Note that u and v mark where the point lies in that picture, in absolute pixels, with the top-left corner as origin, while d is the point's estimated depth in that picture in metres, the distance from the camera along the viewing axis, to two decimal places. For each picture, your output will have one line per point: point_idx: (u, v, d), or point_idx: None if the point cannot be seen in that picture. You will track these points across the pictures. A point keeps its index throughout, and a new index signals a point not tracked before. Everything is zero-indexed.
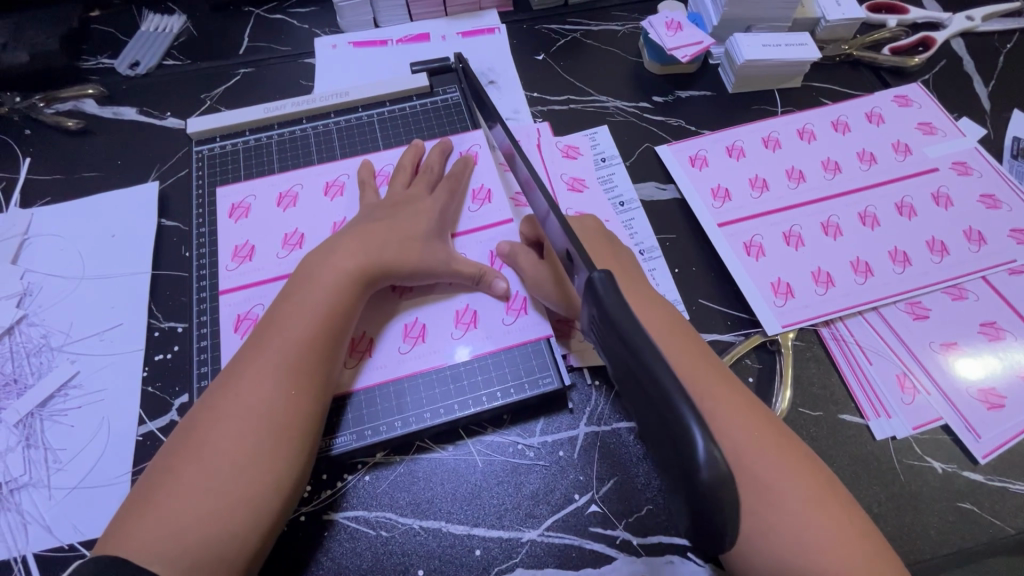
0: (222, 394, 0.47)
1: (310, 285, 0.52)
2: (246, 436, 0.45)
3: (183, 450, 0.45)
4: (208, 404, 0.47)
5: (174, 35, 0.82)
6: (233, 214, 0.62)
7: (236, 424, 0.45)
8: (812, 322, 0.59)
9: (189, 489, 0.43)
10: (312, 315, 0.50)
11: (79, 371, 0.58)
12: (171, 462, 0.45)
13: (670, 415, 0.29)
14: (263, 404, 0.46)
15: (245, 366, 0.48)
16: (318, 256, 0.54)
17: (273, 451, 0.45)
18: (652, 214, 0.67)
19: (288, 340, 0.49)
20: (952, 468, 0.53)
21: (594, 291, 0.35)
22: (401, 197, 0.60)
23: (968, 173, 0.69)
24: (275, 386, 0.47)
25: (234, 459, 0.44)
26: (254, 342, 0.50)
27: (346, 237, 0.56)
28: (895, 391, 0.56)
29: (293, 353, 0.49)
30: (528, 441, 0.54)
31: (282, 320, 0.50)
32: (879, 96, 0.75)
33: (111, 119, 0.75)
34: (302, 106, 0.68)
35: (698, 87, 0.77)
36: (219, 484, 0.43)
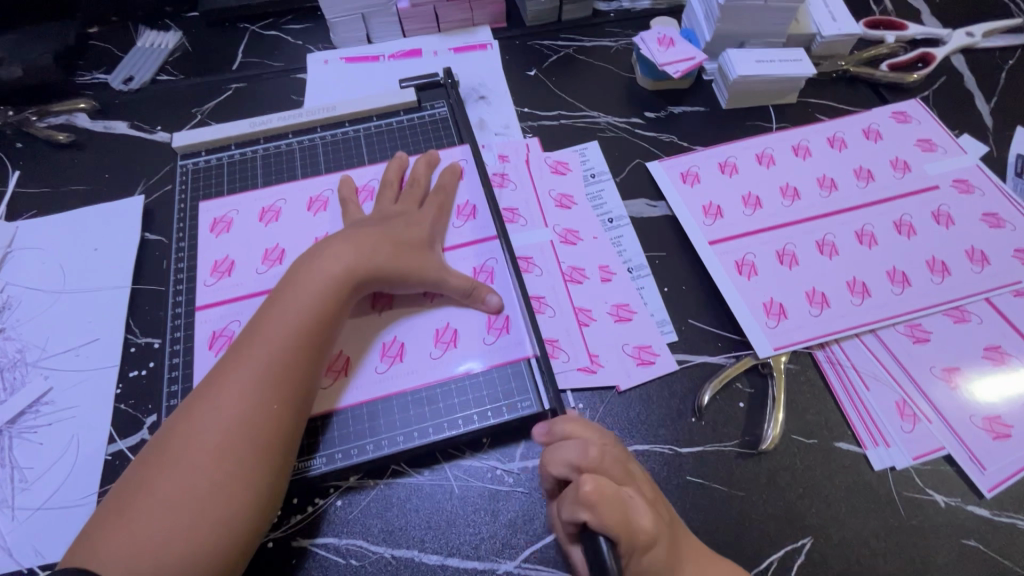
0: (198, 404, 0.45)
1: (294, 292, 0.50)
2: (223, 451, 0.43)
3: (157, 462, 0.43)
4: (182, 415, 0.45)
5: (169, 51, 0.83)
6: (215, 229, 0.62)
7: (212, 438, 0.44)
8: (806, 344, 0.57)
9: (162, 504, 0.41)
10: (296, 324, 0.49)
11: (52, 387, 0.57)
12: (144, 474, 0.43)
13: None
14: (242, 417, 0.45)
15: (223, 376, 0.46)
16: (300, 263, 0.53)
17: (252, 467, 0.44)
18: (641, 231, 0.66)
19: (270, 351, 0.47)
20: (956, 502, 0.51)
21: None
22: (389, 211, 0.59)
23: (970, 191, 0.66)
24: (254, 399, 0.45)
25: (209, 474, 0.42)
26: (232, 350, 0.48)
27: (329, 245, 0.53)
28: (894, 419, 0.53)
29: (274, 365, 0.47)
30: (507, 467, 0.52)
31: (264, 329, 0.48)
32: (877, 113, 0.74)
33: (101, 133, 0.75)
34: (289, 120, 0.68)
35: (691, 103, 0.76)
36: (194, 501, 0.42)
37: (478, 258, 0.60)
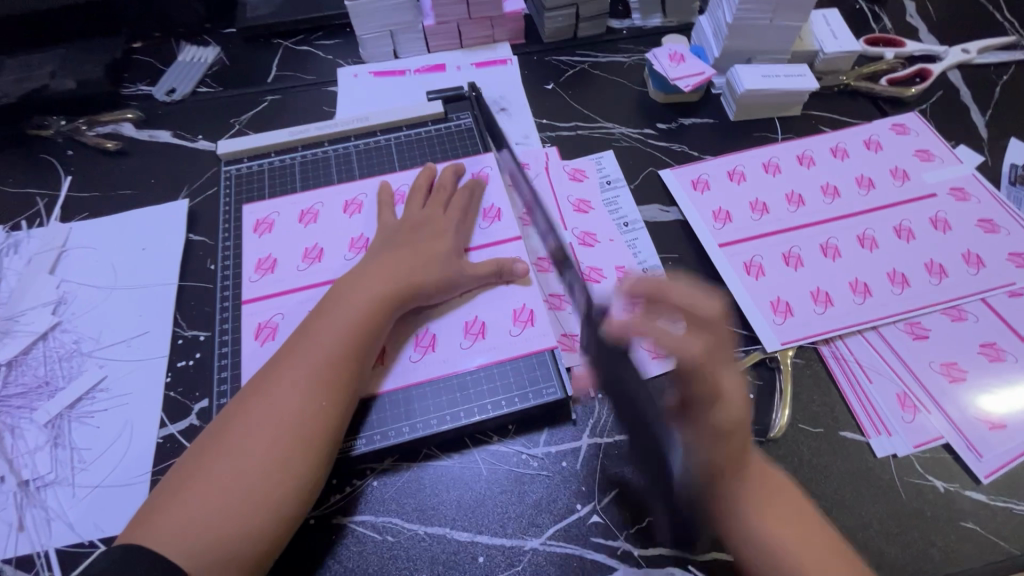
0: (254, 400, 0.50)
1: (345, 299, 0.55)
2: (276, 445, 0.47)
3: (214, 449, 0.48)
4: (238, 408, 0.50)
5: (208, 65, 0.88)
6: (257, 228, 0.66)
7: (266, 432, 0.48)
8: (811, 339, 0.61)
9: (217, 487, 0.45)
10: (344, 331, 0.53)
11: (107, 375, 0.61)
12: (202, 460, 0.47)
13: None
14: (295, 414, 0.49)
15: (279, 373, 0.51)
16: (348, 279, 0.58)
17: (299, 463, 0.47)
18: (655, 235, 0.70)
19: (322, 354, 0.52)
20: (954, 488, 0.54)
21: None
22: (417, 217, 0.63)
23: (966, 199, 0.70)
24: (307, 398, 0.50)
25: (260, 465, 0.47)
26: (285, 353, 0.53)
27: (375, 259, 0.59)
28: (895, 409, 0.57)
29: (324, 367, 0.51)
30: (532, 451, 0.55)
31: (316, 335, 0.53)
32: (877, 124, 0.78)
33: (147, 141, 0.80)
34: (324, 129, 0.73)
35: (700, 115, 0.81)
36: (247, 488, 0.46)
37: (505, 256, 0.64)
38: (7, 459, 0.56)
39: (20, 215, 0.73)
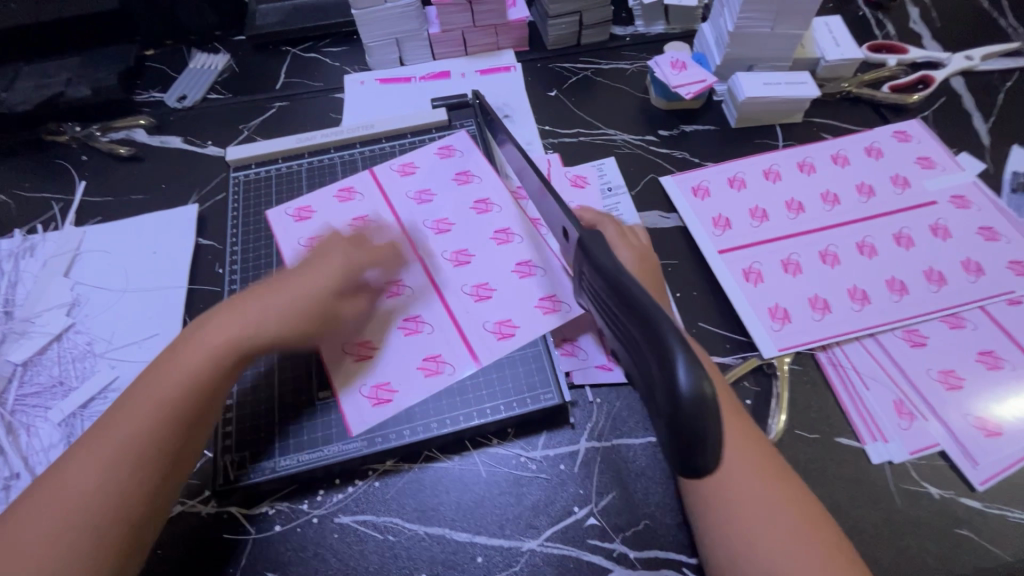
0: (103, 433, 0.47)
1: (219, 319, 0.52)
2: (105, 488, 0.45)
3: (57, 476, 0.46)
4: (93, 435, 0.47)
5: (218, 72, 0.90)
6: (296, 216, 0.67)
7: (97, 471, 0.45)
8: (808, 346, 0.61)
9: (60, 507, 0.44)
10: (202, 369, 0.50)
11: (118, 376, 0.63)
12: (43, 488, 0.46)
13: (650, 343, 0.33)
14: (137, 454, 0.46)
15: (138, 394, 0.49)
16: (229, 306, 0.54)
17: (130, 507, 0.45)
18: (654, 241, 0.71)
19: (169, 394, 0.48)
20: (949, 495, 0.54)
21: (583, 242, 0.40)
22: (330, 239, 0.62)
23: (966, 207, 0.70)
24: (147, 439, 0.47)
25: (101, 485, 0.45)
26: (148, 380, 0.50)
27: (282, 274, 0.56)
28: (892, 416, 0.57)
29: (173, 404, 0.48)
30: (530, 454, 0.56)
31: (177, 367, 0.50)
32: (878, 131, 0.78)
33: (159, 147, 0.82)
34: (330, 136, 0.74)
35: (702, 123, 0.81)
36: (74, 530, 0.44)
37: (505, 267, 0.63)
38: (22, 455, 0.58)
39: (37, 218, 0.76)
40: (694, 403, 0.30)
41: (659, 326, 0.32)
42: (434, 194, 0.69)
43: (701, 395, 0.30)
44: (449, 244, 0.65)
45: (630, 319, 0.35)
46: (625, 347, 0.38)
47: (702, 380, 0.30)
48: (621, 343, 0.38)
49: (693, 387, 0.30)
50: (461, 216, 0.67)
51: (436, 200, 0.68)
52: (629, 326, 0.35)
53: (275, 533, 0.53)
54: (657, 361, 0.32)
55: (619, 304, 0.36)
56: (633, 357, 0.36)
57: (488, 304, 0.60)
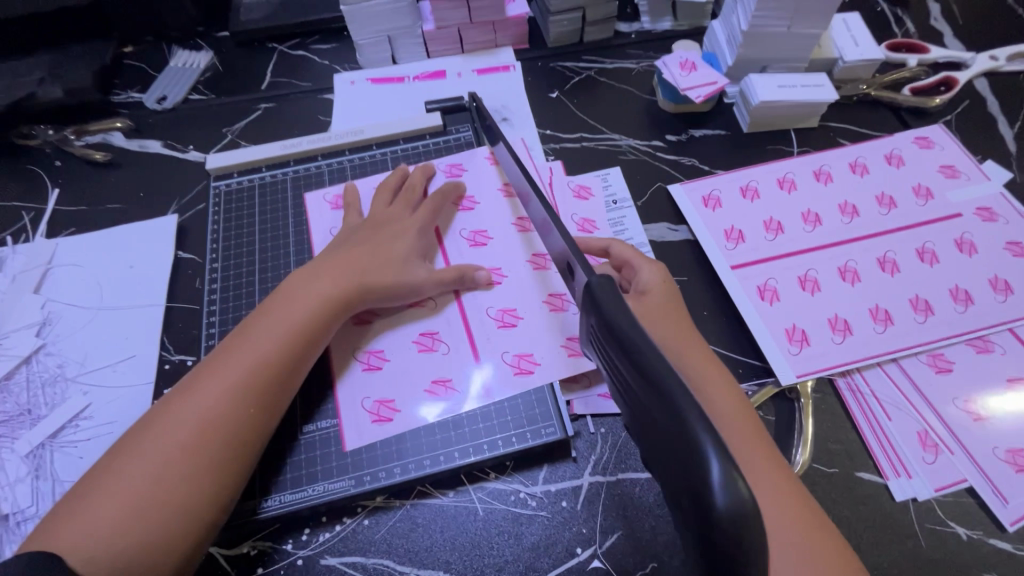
0: (174, 412, 0.47)
1: (286, 305, 0.53)
2: (193, 445, 0.46)
3: (131, 446, 0.46)
4: (160, 409, 0.48)
5: (201, 71, 0.85)
6: (333, 204, 0.66)
7: (180, 433, 0.46)
8: (828, 372, 0.57)
9: (130, 488, 0.44)
10: (278, 336, 0.51)
11: (91, 403, 0.59)
12: (117, 460, 0.45)
13: (675, 430, 0.28)
14: (221, 415, 0.47)
15: (207, 376, 0.49)
16: (299, 279, 0.55)
17: (220, 461, 0.46)
18: (662, 256, 0.66)
19: (251, 360, 0.50)
20: (978, 535, 0.51)
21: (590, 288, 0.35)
22: (381, 215, 0.61)
23: (992, 220, 0.66)
24: (235, 402, 0.48)
25: (176, 466, 0.45)
26: (216, 354, 0.51)
27: (329, 263, 0.56)
28: (916, 449, 0.54)
29: (254, 368, 0.49)
30: (530, 490, 0.53)
31: (250, 338, 0.51)
32: (898, 137, 0.74)
33: (137, 152, 0.78)
34: (318, 143, 0.70)
35: (711, 127, 0.77)
36: (159, 489, 0.44)
37: (535, 294, 0.59)
38: None
39: (7, 229, 0.71)
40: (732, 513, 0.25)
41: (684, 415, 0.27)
42: (478, 202, 0.65)
43: (737, 502, 0.25)
44: (482, 259, 0.61)
45: (648, 397, 0.30)
46: (639, 417, 0.33)
47: (736, 483, 0.26)
48: (634, 410, 0.33)
49: (726, 493, 0.25)
50: (501, 231, 0.63)
51: (478, 209, 0.65)
52: (647, 403, 0.30)
53: None
54: (684, 452, 0.27)
55: (634, 376, 0.31)
56: (651, 433, 0.31)
57: (509, 332, 0.57)
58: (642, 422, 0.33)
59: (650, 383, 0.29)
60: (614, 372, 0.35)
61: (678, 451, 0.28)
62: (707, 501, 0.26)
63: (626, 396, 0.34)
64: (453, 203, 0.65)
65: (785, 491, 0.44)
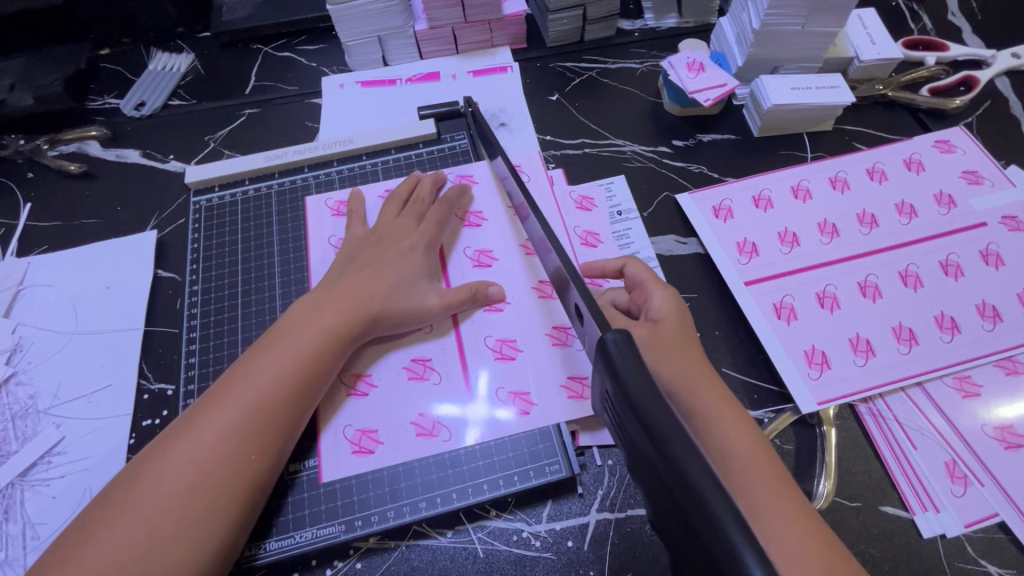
0: (165, 456, 0.42)
1: (289, 335, 0.48)
2: (191, 495, 0.41)
3: (122, 495, 0.41)
4: (153, 453, 0.43)
5: (181, 74, 0.81)
6: (335, 211, 0.62)
7: (173, 484, 0.41)
8: (850, 397, 0.54)
9: (115, 544, 0.39)
10: (282, 370, 0.46)
11: (64, 437, 0.55)
12: (107, 510, 0.41)
13: (714, 545, 0.23)
14: (221, 460, 0.42)
15: (203, 414, 0.44)
16: (302, 305, 0.51)
17: (220, 510, 0.41)
18: (670, 271, 0.63)
19: (253, 397, 0.45)
20: (1011, 574, 0.48)
21: (605, 353, 0.29)
22: (387, 228, 0.57)
23: (1020, 229, 0.63)
24: (236, 445, 0.43)
25: (167, 518, 0.40)
26: (214, 389, 0.46)
27: (331, 288, 0.52)
28: (944, 481, 0.50)
29: (257, 407, 0.45)
30: (534, 529, 0.49)
31: (251, 372, 0.46)
32: (918, 141, 0.70)
33: (114, 162, 0.73)
34: (304, 153, 0.66)
35: (720, 131, 0.73)
36: (153, 545, 0.39)
37: (537, 324, 0.55)
38: None
39: None
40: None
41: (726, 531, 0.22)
42: (485, 218, 0.61)
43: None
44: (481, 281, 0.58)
45: (681, 500, 0.25)
46: (666, 510, 0.28)
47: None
48: (653, 489, 0.29)
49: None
50: (508, 251, 0.59)
51: (486, 226, 0.61)
52: (677, 504, 0.25)
53: None
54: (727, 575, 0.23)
55: (661, 470, 0.26)
56: (682, 533, 0.26)
57: (506, 364, 0.53)
58: (670, 515, 0.28)
59: (681, 485, 0.24)
60: (634, 451, 0.30)
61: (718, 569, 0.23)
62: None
63: (649, 481, 0.30)
64: (458, 218, 0.61)
65: (813, 537, 0.40)
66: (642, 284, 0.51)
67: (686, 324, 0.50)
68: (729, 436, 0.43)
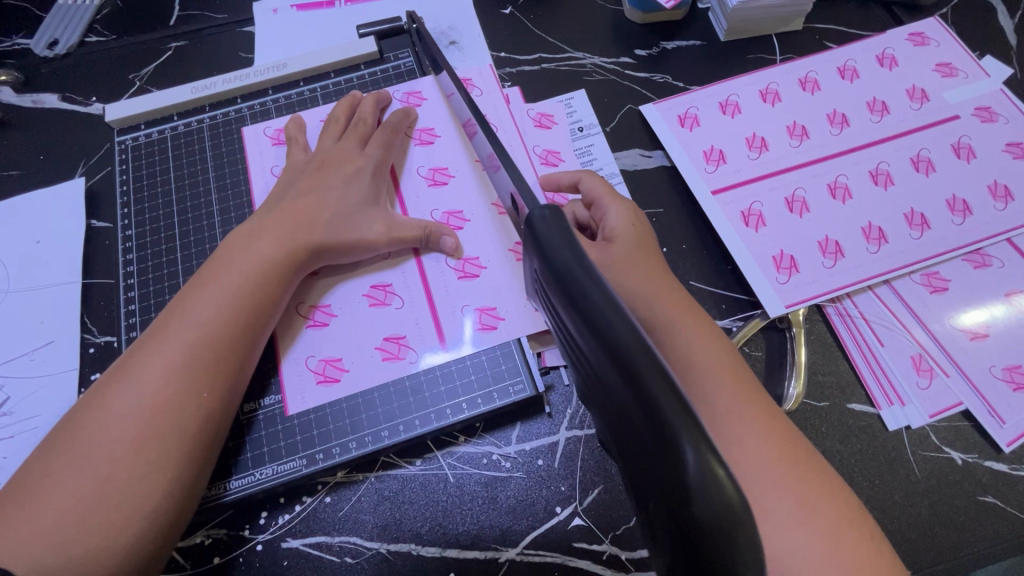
0: (106, 399, 0.40)
1: (227, 268, 0.45)
2: (142, 438, 0.39)
3: (64, 449, 0.39)
4: (91, 402, 0.40)
5: (96, 8, 0.72)
6: (275, 139, 0.58)
7: (118, 427, 0.39)
8: (820, 299, 0.53)
9: (61, 490, 0.37)
10: (222, 304, 0.43)
11: (9, 397, 0.53)
12: (49, 464, 0.38)
13: (645, 418, 0.21)
14: (171, 400, 0.40)
15: (141, 356, 0.41)
16: (236, 238, 0.47)
17: (176, 452, 0.40)
18: (635, 187, 0.60)
19: (195, 334, 0.42)
20: (973, 459, 0.48)
21: (533, 234, 0.27)
22: (330, 153, 0.53)
23: (993, 120, 0.61)
24: (185, 383, 0.41)
25: (113, 461, 0.38)
26: (150, 333, 0.43)
27: (271, 215, 0.48)
28: (910, 375, 0.51)
29: (202, 345, 0.42)
30: (503, 451, 0.49)
31: (188, 311, 0.43)
32: (891, 35, 0.66)
33: (31, 108, 0.67)
34: (234, 82, 0.60)
35: (686, 37, 0.68)
36: (109, 491, 0.38)
37: (499, 241, 0.53)
38: None
39: None
40: (718, 522, 0.19)
41: (653, 394, 0.20)
42: (437, 135, 0.57)
43: (721, 504, 0.19)
44: (439, 201, 0.55)
45: (609, 372, 0.23)
46: (603, 397, 0.27)
47: (722, 479, 0.19)
48: (591, 380, 0.28)
49: (706, 494, 0.19)
50: (463, 168, 0.56)
51: (437, 144, 0.57)
52: (607, 378, 0.24)
53: (215, 567, 0.45)
54: (657, 442, 0.21)
55: (591, 345, 0.24)
56: (616, 414, 0.25)
57: (470, 283, 0.51)
58: (606, 401, 0.26)
59: (611, 357, 0.22)
60: (573, 343, 0.29)
61: (651, 444, 0.22)
62: (684, 502, 0.20)
63: (586, 371, 0.28)
64: (406, 136, 0.57)
65: (776, 439, 0.39)
66: (601, 195, 0.49)
67: (647, 234, 0.48)
68: (693, 348, 0.42)
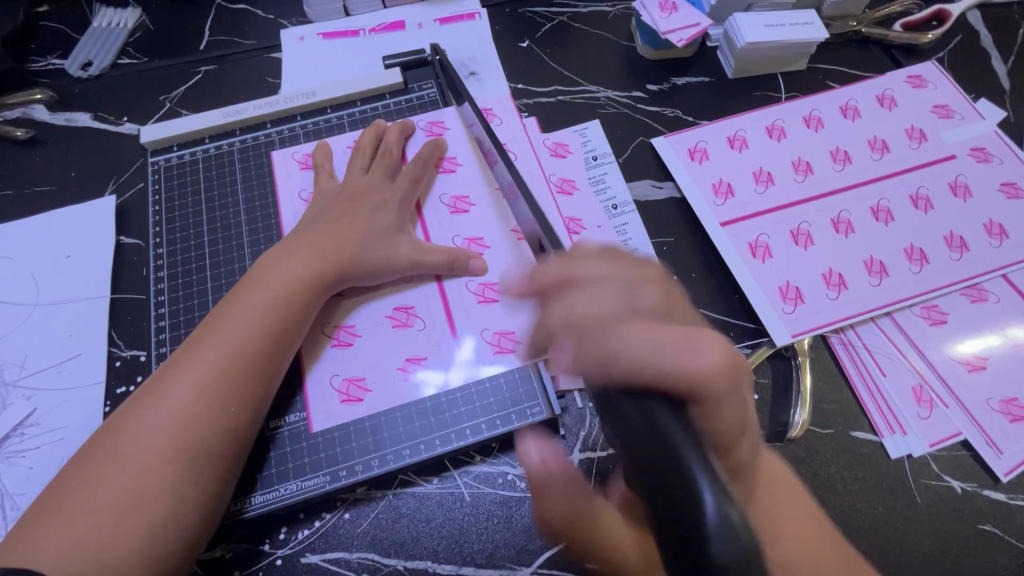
0: (141, 410, 0.42)
1: (260, 287, 0.47)
2: (174, 451, 0.40)
3: (100, 458, 0.40)
4: (126, 414, 0.42)
5: (129, 31, 0.75)
6: (303, 164, 0.60)
7: (151, 438, 0.40)
8: (824, 329, 0.55)
9: (95, 497, 0.39)
10: (253, 324, 0.45)
11: (36, 408, 0.54)
12: (86, 473, 0.40)
13: (671, 473, 0.27)
14: (202, 413, 0.42)
15: (175, 371, 0.43)
16: (269, 259, 0.50)
17: (206, 465, 0.41)
18: (646, 217, 0.62)
19: (227, 349, 0.44)
20: (972, 487, 0.50)
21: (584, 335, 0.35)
22: (359, 186, 0.56)
23: (988, 160, 0.64)
24: (215, 397, 0.42)
25: (145, 472, 0.39)
26: (185, 348, 0.45)
27: (303, 240, 0.51)
28: (911, 405, 0.53)
29: (233, 361, 0.44)
30: (518, 471, 0.50)
31: (222, 329, 0.45)
32: (890, 76, 0.70)
33: (64, 126, 0.69)
34: (265, 108, 0.63)
35: (695, 73, 0.71)
36: (141, 500, 0.39)
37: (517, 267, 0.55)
38: None
39: None
40: (731, 562, 0.24)
41: (682, 452, 0.27)
42: (459, 164, 0.60)
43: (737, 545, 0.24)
44: (460, 227, 0.57)
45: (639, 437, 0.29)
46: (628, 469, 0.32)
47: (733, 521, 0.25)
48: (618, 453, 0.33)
49: (722, 535, 0.24)
50: (484, 196, 0.58)
51: (460, 171, 0.59)
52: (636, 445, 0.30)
53: None
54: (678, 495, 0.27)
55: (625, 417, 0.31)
56: (641, 479, 0.30)
57: (490, 307, 0.53)
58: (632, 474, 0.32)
59: (647, 424, 0.29)
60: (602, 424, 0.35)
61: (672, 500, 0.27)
62: (701, 548, 0.24)
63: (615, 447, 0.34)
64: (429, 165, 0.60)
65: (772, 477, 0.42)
66: None
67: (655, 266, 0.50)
68: None
